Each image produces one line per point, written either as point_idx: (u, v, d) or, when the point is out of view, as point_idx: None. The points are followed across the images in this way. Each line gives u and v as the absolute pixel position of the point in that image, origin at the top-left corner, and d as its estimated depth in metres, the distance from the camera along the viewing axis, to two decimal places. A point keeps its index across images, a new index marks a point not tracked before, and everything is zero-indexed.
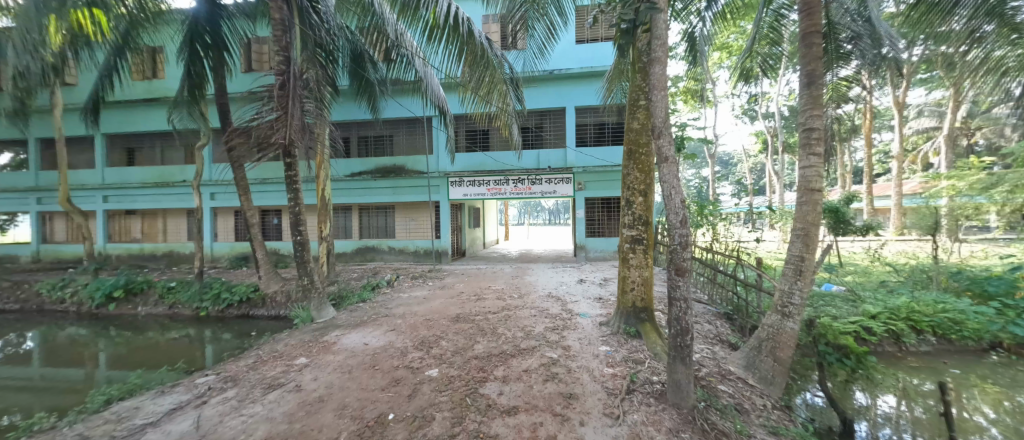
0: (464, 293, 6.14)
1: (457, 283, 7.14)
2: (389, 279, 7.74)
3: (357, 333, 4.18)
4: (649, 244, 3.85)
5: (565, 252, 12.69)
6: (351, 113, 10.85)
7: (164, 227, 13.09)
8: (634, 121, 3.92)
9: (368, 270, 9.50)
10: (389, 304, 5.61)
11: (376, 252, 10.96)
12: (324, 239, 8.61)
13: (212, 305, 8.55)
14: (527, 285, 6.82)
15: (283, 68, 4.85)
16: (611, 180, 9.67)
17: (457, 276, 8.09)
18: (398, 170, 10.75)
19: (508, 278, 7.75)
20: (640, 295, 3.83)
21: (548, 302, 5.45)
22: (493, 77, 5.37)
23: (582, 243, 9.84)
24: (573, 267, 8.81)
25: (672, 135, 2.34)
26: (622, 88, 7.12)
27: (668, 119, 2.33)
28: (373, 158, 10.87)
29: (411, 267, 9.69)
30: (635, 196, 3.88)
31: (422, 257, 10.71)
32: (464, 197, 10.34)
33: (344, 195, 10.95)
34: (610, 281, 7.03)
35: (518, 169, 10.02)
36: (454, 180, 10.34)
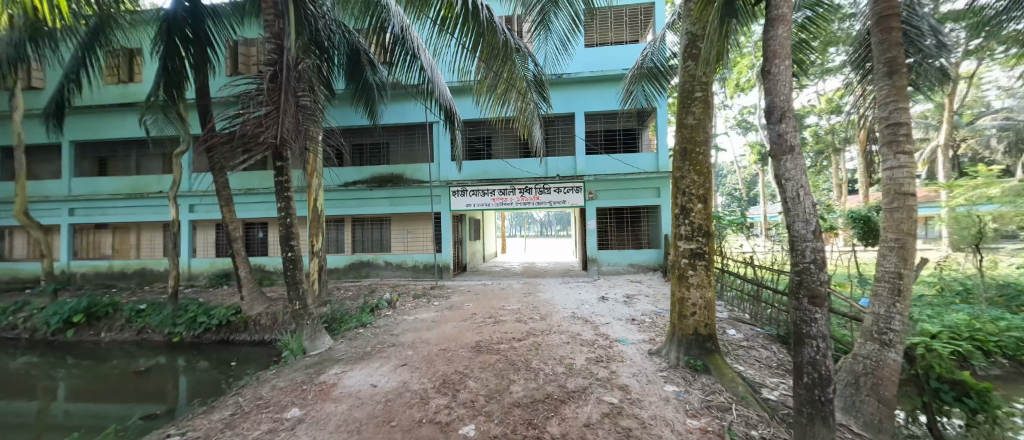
0: (477, 315, 5.44)
1: (466, 302, 6.41)
2: (389, 298, 6.96)
3: (361, 370, 3.45)
4: (711, 258, 3.28)
5: (571, 265, 12.08)
6: (346, 119, 10.21)
7: (137, 242, 12.08)
8: (688, 116, 3.41)
9: (363, 288, 8.67)
10: (394, 329, 4.87)
11: (370, 268, 10.14)
12: (315, 255, 7.84)
13: (186, 330, 7.58)
14: (544, 304, 6.15)
15: (277, 57, 4.22)
16: (624, 189, 9.15)
17: (463, 294, 7.37)
18: (395, 179, 10.06)
19: (521, 295, 7.07)
20: (705, 319, 3.23)
21: (577, 325, 4.79)
22: (513, 74, 4.80)
23: (594, 256, 9.21)
24: (587, 283, 8.20)
25: (797, 118, 1.80)
26: (646, 91, 7.02)
27: (792, 96, 1.79)
28: (368, 167, 10.16)
29: (411, 284, 8.91)
30: (693, 202, 3.33)
31: (421, 273, 9.93)
32: (467, 208, 9.71)
33: (337, 206, 10.18)
34: (634, 298, 6.41)
35: (525, 177, 9.47)
36: (457, 190, 9.70)
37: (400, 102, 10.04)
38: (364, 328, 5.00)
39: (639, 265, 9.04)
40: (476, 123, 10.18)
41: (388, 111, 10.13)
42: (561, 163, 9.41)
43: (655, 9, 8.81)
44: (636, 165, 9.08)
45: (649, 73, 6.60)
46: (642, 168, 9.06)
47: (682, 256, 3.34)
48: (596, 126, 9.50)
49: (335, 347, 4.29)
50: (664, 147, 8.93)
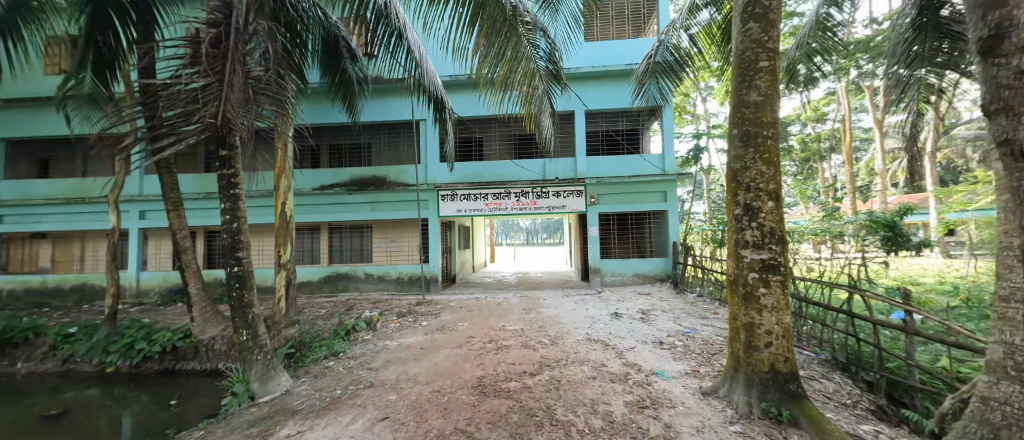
0: (475, 339, 4.56)
1: (459, 322, 5.51)
2: (369, 317, 5.98)
3: (324, 429, 2.52)
4: (788, 271, 2.55)
5: (568, 275, 11.31)
6: (322, 116, 9.16)
7: (79, 253, 10.64)
8: (753, 91, 2.71)
9: (339, 305, 7.63)
10: (372, 360, 3.93)
11: (349, 281, 9.08)
12: (282, 267, 6.78)
13: (121, 359, 6.33)
14: (551, 323, 5.32)
15: (223, 17, 3.30)
16: (629, 193, 8.40)
17: (455, 311, 6.46)
18: (378, 182, 9.08)
19: (522, 311, 6.21)
20: (787, 349, 2.48)
21: (597, 351, 3.97)
22: (518, 51, 3.90)
23: (597, 266, 8.44)
24: (592, 296, 7.42)
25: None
26: (663, 88, 6.37)
27: None
28: (348, 168, 9.17)
29: (394, 299, 7.92)
30: (762, 199, 2.60)
31: (406, 285, 8.92)
32: (458, 213, 8.84)
33: (312, 212, 9.14)
34: (652, 314, 5.66)
35: (521, 180, 8.70)
36: (447, 194, 8.83)
37: (384, 97, 9.12)
38: (335, 361, 4.01)
39: (646, 275, 8.31)
40: (467, 121, 9.28)
41: (369, 107, 9.14)
42: (560, 165, 8.67)
43: (658, 1, 8.28)
44: (642, 166, 8.39)
45: (659, 72, 6.12)
46: (648, 169, 8.38)
47: (754, 268, 2.57)
48: (598, 126, 8.84)
49: (293, 391, 3.32)
50: (671, 148, 8.33)
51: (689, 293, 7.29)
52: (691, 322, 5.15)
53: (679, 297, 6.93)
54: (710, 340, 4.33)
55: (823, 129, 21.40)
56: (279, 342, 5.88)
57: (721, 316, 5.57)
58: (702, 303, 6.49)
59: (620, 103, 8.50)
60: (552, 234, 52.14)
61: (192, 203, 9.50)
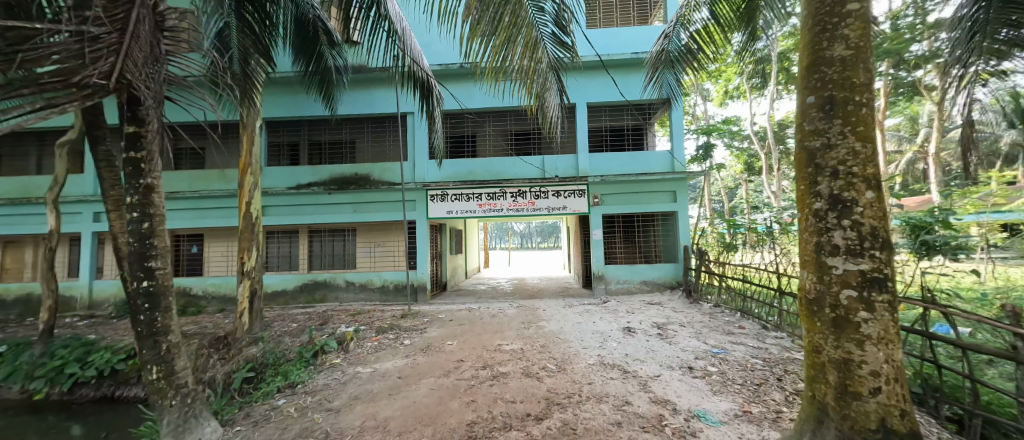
0: (464, 364, 3.77)
1: (447, 341, 4.71)
2: (343, 334, 5.14)
3: None
4: (898, 289, 1.83)
5: (567, 282, 10.56)
6: (299, 109, 8.28)
7: (31, 259, 9.61)
8: (837, 44, 2.00)
9: (314, 318, 6.78)
10: (334, 397, 3.12)
11: (327, 289, 8.20)
12: (246, 275, 5.92)
13: (50, 384, 5.39)
14: (555, 341, 4.54)
15: None
16: (635, 192, 7.69)
17: (443, 326, 5.65)
18: (360, 180, 8.23)
19: (520, 326, 5.43)
20: (901, 397, 1.79)
21: (615, 382, 3.22)
22: (519, 14, 2.98)
23: (601, 272, 7.70)
24: (598, 306, 6.67)
25: None
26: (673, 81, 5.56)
27: None
28: (327, 166, 8.29)
29: (376, 311, 7.09)
30: (858, 189, 1.88)
31: (391, 295, 8.07)
32: (449, 215, 8.06)
33: (287, 214, 8.26)
34: (669, 330, 4.92)
35: (518, 179, 7.95)
36: (437, 193, 8.04)
37: (367, 88, 8.30)
38: (289, 398, 3.19)
39: (654, 282, 7.59)
40: (459, 115, 8.49)
41: (350, 99, 8.30)
42: (560, 162, 7.95)
43: None
44: (650, 164, 7.70)
45: (666, 65, 5.33)
46: (657, 167, 7.69)
47: (852, 284, 1.84)
48: (601, 120, 8.16)
49: None
50: (681, 143, 7.66)
51: (703, 303, 6.59)
52: (718, 340, 4.42)
53: (694, 309, 6.21)
54: (749, 364, 3.60)
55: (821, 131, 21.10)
56: (236, 364, 5.02)
57: (749, 331, 4.85)
58: (721, 315, 5.79)
59: (626, 96, 7.83)
60: (546, 238, 51.37)
61: None
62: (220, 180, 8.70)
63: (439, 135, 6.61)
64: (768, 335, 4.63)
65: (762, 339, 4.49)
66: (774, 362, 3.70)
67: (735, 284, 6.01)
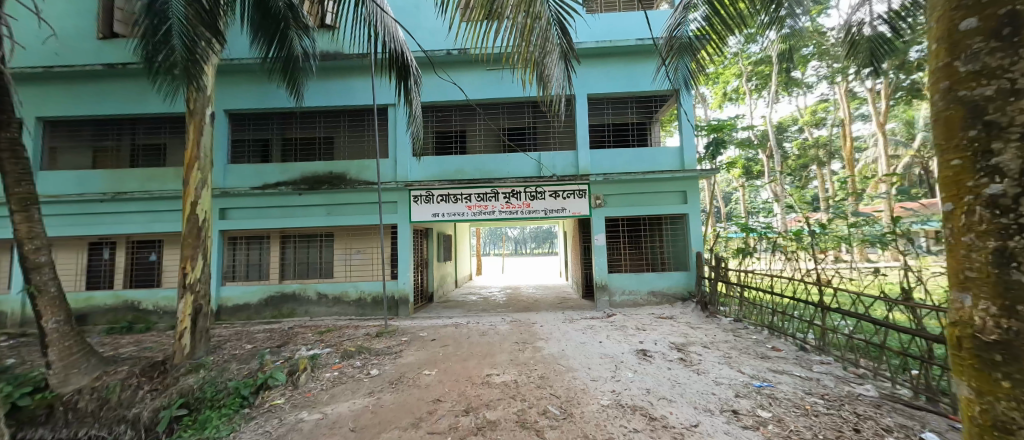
0: (441, 408, 2.91)
1: (424, 371, 3.81)
2: (297, 361, 4.22)
3: None
4: None
5: (565, 292, 9.71)
6: (263, 100, 7.33)
7: None
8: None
9: (274, 337, 5.82)
10: None
11: (296, 302, 7.21)
12: (187, 289, 4.95)
13: None
14: (557, 370, 3.69)
15: None
16: (640, 193, 6.92)
17: (423, 349, 4.76)
18: (335, 179, 7.33)
19: (514, 349, 4.56)
20: None
21: (642, 436, 2.38)
22: None
23: (604, 282, 6.87)
24: (603, 321, 5.85)
25: None
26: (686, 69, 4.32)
27: None
28: (297, 163, 7.37)
29: (349, 328, 6.17)
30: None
31: (368, 309, 7.12)
32: (434, 218, 7.21)
33: (251, 217, 7.31)
34: (692, 353, 4.11)
35: (511, 179, 7.14)
36: (420, 194, 7.20)
37: (340, 77, 7.33)
38: None
39: (664, 293, 6.79)
40: (446, 109, 7.67)
41: (321, 90, 7.34)
42: (558, 160, 7.16)
43: None
44: (657, 162, 6.97)
45: (683, 50, 4.13)
46: (664, 165, 6.95)
47: None
48: (604, 114, 7.41)
49: None
50: (692, 139, 6.91)
51: (722, 317, 5.80)
52: (756, 369, 3.60)
53: (714, 325, 5.40)
54: (809, 406, 2.78)
55: (819, 134, 20.80)
56: (165, 400, 4.07)
57: (787, 355, 4.05)
58: (747, 333, 4.99)
59: (632, 89, 7.10)
60: (540, 243, 50.64)
61: (98, 207, 7.59)
62: (176, 179, 7.71)
63: (421, 126, 5.80)
64: (812, 360, 3.84)
65: (808, 366, 3.69)
66: (837, 401, 2.90)
67: (761, 296, 5.23)
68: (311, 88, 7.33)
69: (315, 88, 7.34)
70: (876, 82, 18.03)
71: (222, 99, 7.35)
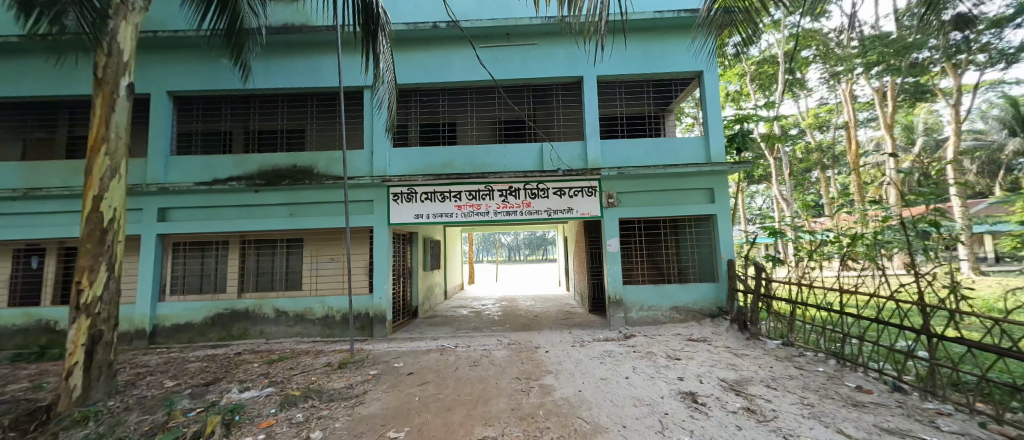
0: None
1: (387, 433, 2.64)
2: (212, 415, 3.02)
3: None
4: None
5: (568, 305, 8.59)
6: (214, 80, 6.18)
7: None
8: None
9: (208, 370, 4.58)
10: None
11: (249, 321, 5.95)
12: (81, 312, 3.71)
13: None
14: (579, 431, 2.56)
15: None
16: (660, 190, 5.89)
17: (394, 389, 3.60)
18: (298, 174, 6.16)
19: (514, 390, 3.42)
20: None
21: None
22: None
23: (619, 296, 5.78)
24: (622, 346, 4.75)
25: None
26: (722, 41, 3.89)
27: None
28: (254, 155, 6.20)
29: (307, 356, 4.96)
30: None
31: (336, 329, 5.90)
32: (417, 220, 6.09)
33: (197, 218, 6.09)
34: (758, 399, 3.02)
35: (508, 173, 6.05)
36: (401, 192, 6.09)
37: (306, 54, 6.22)
38: None
39: (689, 309, 5.73)
40: (432, 94, 6.56)
41: (284, 68, 6.19)
42: (564, 152, 6.12)
43: None
44: (678, 155, 5.98)
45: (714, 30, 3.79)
46: (686, 159, 5.96)
47: None
48: (616, 101, 6.35)
49: None
50: (719, 129, 5.93)
51: (767, 340, 4.72)
52: (862, 429, 2.51)
53: (763, 353, 4.33)
54: None
55: (819, 138, 20.29)
56: None
57: (886, 401, 2.98)
58: (809, 363, 3.93)
59: (649, 71, 6.03)
60: (534, 250, 49.56)
61: (11, 207, 6.30)
62: None
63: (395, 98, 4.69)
64: (932, 412, 2.76)
65: (929, 423, 2.60)
66: None
67: (821, 314, 4.18)
68: (272, 66, 6.19)
69: (277, 66, 6.19)
70: (876, 85, 17.61)
71: (165, 78, 6.18)
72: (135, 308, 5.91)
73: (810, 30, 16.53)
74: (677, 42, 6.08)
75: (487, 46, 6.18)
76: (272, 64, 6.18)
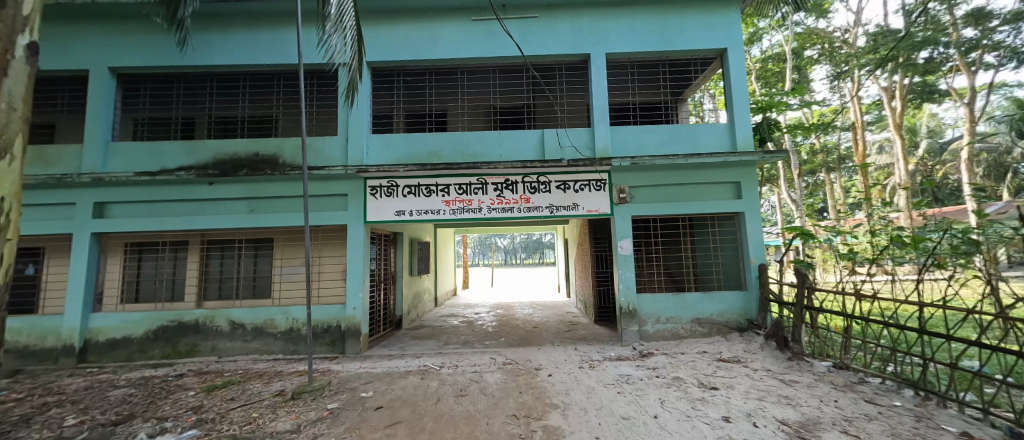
0: None
1: None
2: None
3: None
4: None
5: (570, 314, 7.78)
6: (163, 55, 5.32)
7: None
8: None
9: (130, 400, 3.68)
10: None
11: (199, 335, 5.06)
12: None
13: None
14: None
15: None
16: (679, 184, 5.12)
17: (351, 434, 2.73)
18: (260, 164, 5.30)
19: (509, 437, 2.57)
20: None
21: None
22: None
23: (632, 306, 4.98)
24: (642, 369, 3.92)
25: None
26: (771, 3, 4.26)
27: None
28: (210, 142, 5.33)
29: (258, 381, 4.08)
30: None
31: (302, 344, 5.04)
32: (398, 218, 5.26)
33: (140, 215, 5.21)
34: None
35: (504, 163, 5.24)
36: (380, 185, 5.27)
37: (270, 25, 5.39)
38: None
39: (713, 322, 4.94)
40: (419, 75, 5.75)
41: (246, 43, 5.36)
42: (568, 139, 5.33)
43: None
44: (698, 144, 5.22)
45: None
46: (708, 148, 5.20)
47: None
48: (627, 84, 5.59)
49: None
50: (746, 115, 5.18)
51: (814, 361, 3.90)
52: None
53: (815, 379, 3.52)
54: None
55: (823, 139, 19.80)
56: None
57: None
58: (879, 394, 3.11)
59: (664, 49, 5.26)
60: (530, 253, 48.79)
61: None
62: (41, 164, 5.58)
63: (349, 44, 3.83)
64: None
65: None
66: None
67: (887, 330, 3.40)
68: (233, 40, 5.36)
69: (238, 40, 5.36)
70: (882, 84, 17.11)
71: (107, 52, 5.32)
72: (62, 320, 4.99)
73: (815, 28, 16.06)
74: (696, 15, 5.33)
75: (481, 19, 5.42)
76: (231, 37, 5.35)
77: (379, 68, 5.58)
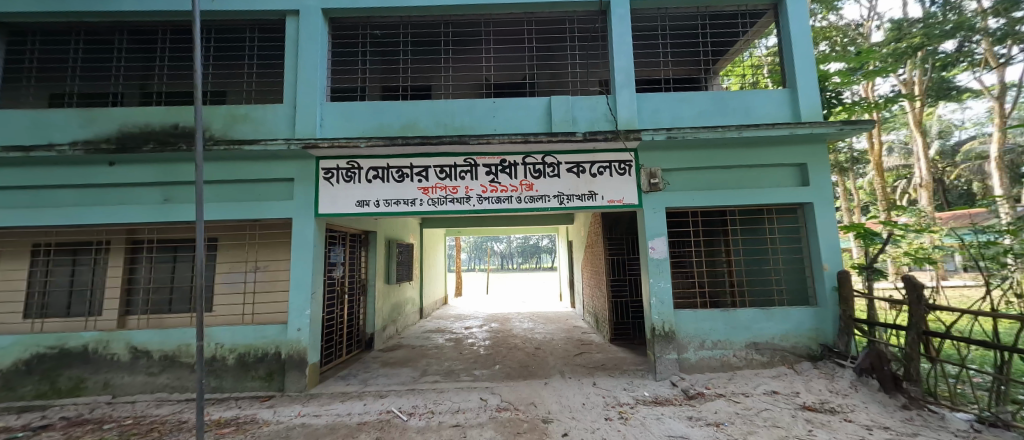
0: None
1: None
2: None
3: None
4: None
5: (578, 330, 6.53)
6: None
7: None
8: None
9: None
10: None
11: (88, 367, 3.77)
12: None
13: None
14: None
15: None
16: (728, 166, 3.94)
17: None
18: (180, 139, 4.06)
19: None
20: None
21: None
22: None
23: (670, 327, 3.75)
24: (702, 424, 2.67)
25: None
26: None
27: None
28: (113, 110, 4.08)
29: None
30: None
31: (228, 378, 3.77)
32: (361, 210, 4.03)
33: (15, 205, 3.92)
34: None
35: (499, 137, 4.02)
36: (338, 167, 4.04)
37: None
38: None
39: (774, 347, 3.74)
40: (392, 30, 4.53)
41: None
42: (583, 109, 4.13)
43: None
44: (749, 115, 4.05)
45: None
46: (765, 120, 4.02)
47: None
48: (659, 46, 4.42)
49: None
50: (814, 77, 4.01)
51: (945, 409, 2.71)
52: None
53: None
54: None
55: None
56: None
57: None
58: None
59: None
60: (528, 258, 47.68)
61: None
62: None
63: None
64: None
65: None
66: None
67: None
68: None
69: None
70: (899, 80, 16.06)
71: None
72: None
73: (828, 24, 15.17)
74: None
75: None
76: None
77: (340, 20, 4.35)
